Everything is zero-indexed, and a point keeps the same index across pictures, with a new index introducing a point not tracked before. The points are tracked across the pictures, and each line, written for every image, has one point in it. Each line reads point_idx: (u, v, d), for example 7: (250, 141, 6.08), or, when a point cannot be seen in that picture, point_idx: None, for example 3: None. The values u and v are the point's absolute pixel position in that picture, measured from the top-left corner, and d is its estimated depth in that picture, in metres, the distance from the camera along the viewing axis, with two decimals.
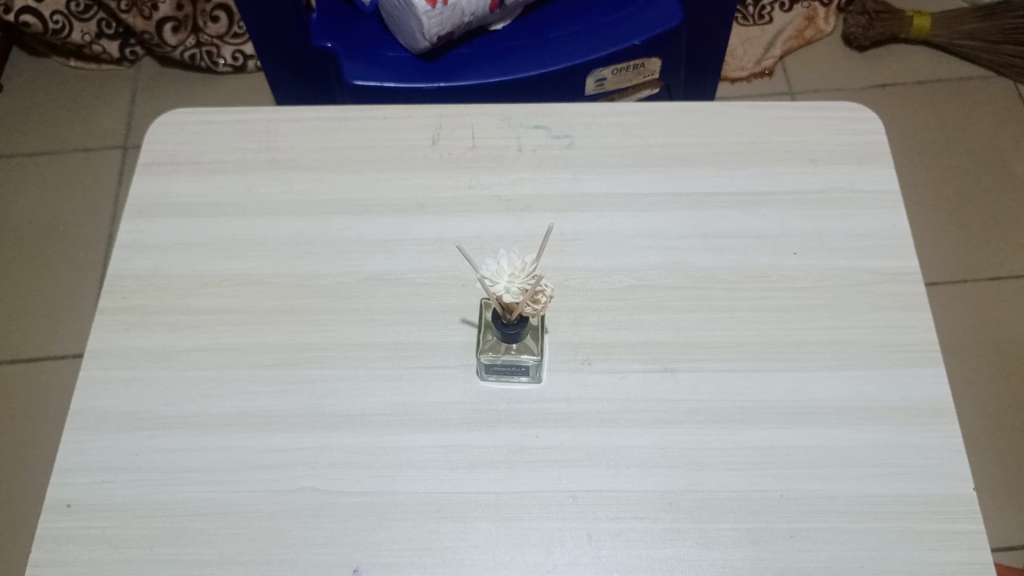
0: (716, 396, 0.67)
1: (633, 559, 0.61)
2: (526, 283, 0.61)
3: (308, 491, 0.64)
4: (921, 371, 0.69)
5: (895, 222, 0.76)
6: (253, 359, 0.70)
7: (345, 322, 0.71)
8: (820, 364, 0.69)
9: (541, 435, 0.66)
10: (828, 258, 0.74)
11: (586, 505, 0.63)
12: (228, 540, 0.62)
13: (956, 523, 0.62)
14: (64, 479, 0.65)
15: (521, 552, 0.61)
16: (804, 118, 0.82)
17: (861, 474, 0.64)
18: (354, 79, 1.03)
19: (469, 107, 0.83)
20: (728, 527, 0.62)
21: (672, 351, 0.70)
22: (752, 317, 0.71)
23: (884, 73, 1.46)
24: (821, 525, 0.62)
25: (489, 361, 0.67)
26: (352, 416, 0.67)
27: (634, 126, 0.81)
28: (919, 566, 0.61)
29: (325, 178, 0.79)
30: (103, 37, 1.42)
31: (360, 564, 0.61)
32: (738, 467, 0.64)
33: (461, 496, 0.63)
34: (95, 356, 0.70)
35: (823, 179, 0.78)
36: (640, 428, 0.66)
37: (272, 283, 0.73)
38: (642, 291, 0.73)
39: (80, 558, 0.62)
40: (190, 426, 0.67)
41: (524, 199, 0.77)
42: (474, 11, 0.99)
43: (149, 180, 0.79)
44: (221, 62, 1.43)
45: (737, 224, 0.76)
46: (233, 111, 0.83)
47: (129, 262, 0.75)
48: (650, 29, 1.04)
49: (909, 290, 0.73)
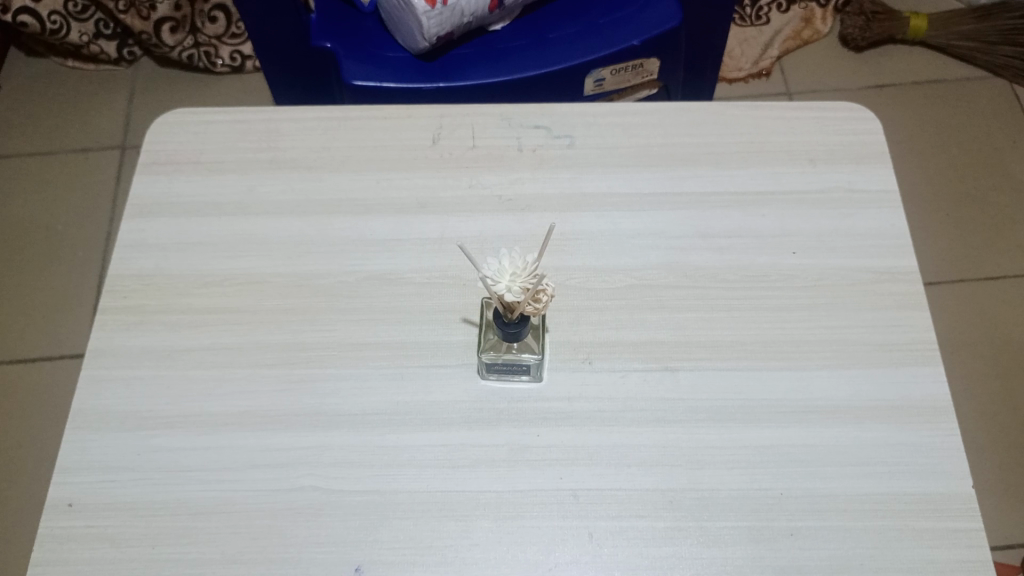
0: (717, 394, 0.68)
1: (635, 558, 0.61)
2: (528, 282, 0.62)
3: (309, 490, 0.64)
4: (920, 370, 0.69)
5: (894, 222, 0.76)
6: (254, 358, 0.70)
7: (346, 321, 0.71)
8: (820, 362, 0.69)
9: (542, 434, 0.66)
10: (827, 258, 0.74)
11: (588, 503, 0.63)
12: (228, 539, 0.62)
13: (954, 521, 0.63)
14: (65, 479, 0.65)
15: (522, 550, 0.62)
16: (804, 118, 0.82)
17: (861, 472, 0.64)
18: (354, 79, 1.03)
19: (469, 107, 0.83)
20: (729, 525, 0.62)
21: (672, 351, 0.70)
22: (752, 316, 0.71)
23: (882, 74, 1.47)
24: (822, 523, 0.63)
25: (491, 360, 0.67)
26: (353, 415, 0.67)
27: (634, 126, 0.81)
28: (919, 564, 0.61)
29: (325, 178, 0.79)
30: (101, 37, 1.42)
31: (361, 563, 0.61)
32: (738, 465, 0.65)
33: (463, 495, 0.64)
34: (96, 355, 0.70)
35: (822, 179, 0.79)
36: (641, 427, 0.66)
37: (272, 283, 0.73)
38: (642, 290, 0.73)
39: (82, 557, 0.62)
40: (191, 425, 0.67)
41: (525, 199, 0.77)
42: (474, 12, 0.99)
43: (150, 180, 0.79)
44: (219, 62, 1.43)
45: (737, 224, 0.76)
46: (234, 111, 0.83)
47: (129, 262, 0.75)
48: (649, 30, 1.04)
49: (908, 290, 0.73)
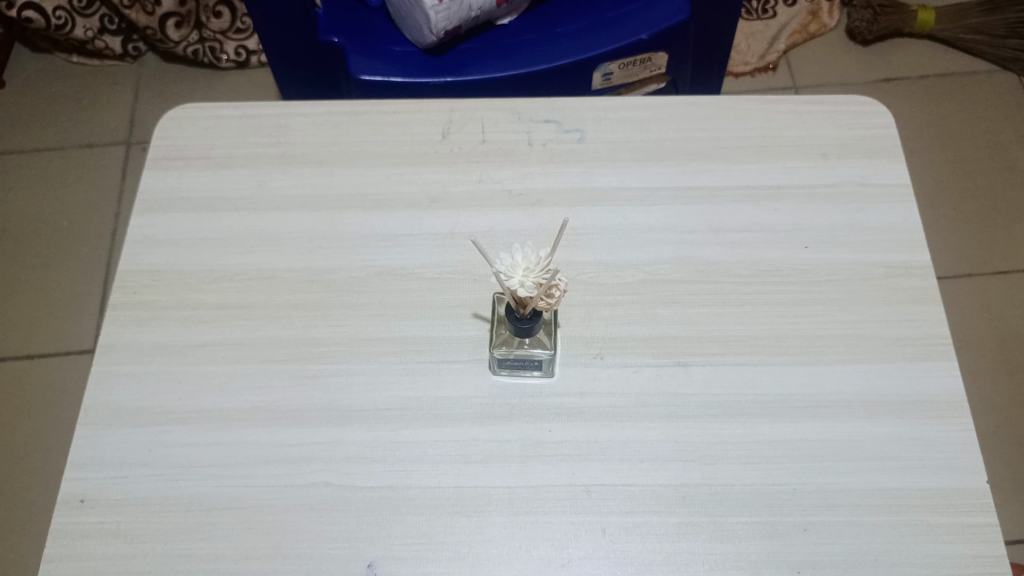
0: (729, 390, 0.67)
1: (648, 553, 0.61)
2: (541, 277, 0.61)
3: (322, 485, 0.64)
4: (934, 364, 0.69)
5: (906, 216, 0.76)
6: (266, 354, 0.69)
7: (357, 317, 0.71)
8: (833, 357, 0.69)
9: (554, 430, 0.66)
10: (840, 252, 0.74)
11: (600, 499, 0.63)
12: (241, 535, 0.62)
13: (969, 517, 0.62)
14: (78, 474, 0.65)
15: (535, 545, 0.61)
16: (815, 111, 0.81)
17: (875, 467, 0.64)
18: (361, 74, 1.02)
19: (480, 102, 0.82)
20: (741, 520, 0.62)
21: (685, 346, 0.70)
22: (765, 310, 0.71)
23: (889, 67, 1.46)
24: (836, 519, 0.62)
25: (503, 356, 0.67)
26: (365, 410, 0.67)
27: (645, 120, 0.81)
28: (934, 560, 0.61)
29: (336, 173, 0.78)
30: (106, 33, 1.41)
31: (375, 559, 0.61)
32: (751, 461, 0.64)
33: (475, 490, 0.63)
34: (107, 351, 0.70)
35: (833, 174, 0.78)
36: (653, 422, 0.66)
37: (283, 278, 0.73)
38: (654, 285, 0.73)
39: (94, 552, 0.61)
40: (203, 421, 0.66)
41: (536, 194, 0.77)
42: (481, 6, 0.98)
43: (159, 175, 0.79)
44: (224, 57, 1.43)
45: (749, 218, 0.76)
46: (243, 106, 0.82)
47: (140, 257, 0.75)
48: (657, 24, 1.04)
49: (922, 284, 0.73)
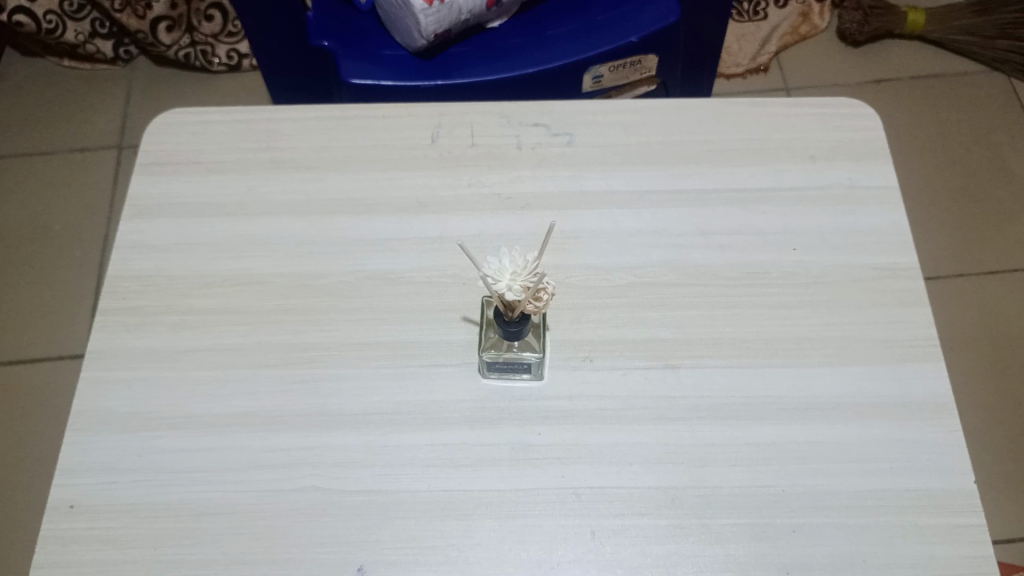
0: (719, 392, 0.68)
1: (637, 556, 0.61)
2: (528, 280, 0.61)
3: (313, 490, 0.64)
4: (922, 366, 0.69)
5: (895, 218, 0.76)
6: (257, 359, 0.70)
7: (348, 321, 0.71)
8: (822, 359, 0.69)
9: (543, 433, 0.66)
10: (829, 255, 0.74)
11: (590, 502, 0.63)
12: (231, 539, 0.62)
13: (957, 517, 0.63)
14: (67, 480, 0.65)
15: (524, 549, 0.62)
16: (803, 114, 0.82)
17: (864, 470, 0.64)
18: (352, 78, 1.02)
19: (470, 106, 0.82)
20: (730, 522, 0.63)
21: (674, 349, 0.70)
22: (754, 313, 0.72)
23: (880, 68, 1.47)
24: (824, 520, 0.63)
25: (492, 359, 0.66)
26: (355, 415, 0.67)
27: (633, 123, 0.81)
28: (922, 561, 0.61)
29: (326, 178, 0.78)
30: (97, 37, 1.42)
31: (364, 563, 0.61)
32: (740, 463, 0.65)
33: (466, 494, 0.64)
34: (96, 357, 0.70)
35: (822, 176, 0.78)
36: (643, 425, 0.66)
37: (274, 283, 0.73)
38: (643, 288, 0.73)
39: (84, 558, 0.61)
40: (193, 426, 0.67)
41: (525, 197, 0.77)
42: (471, 9, 0.98)
43: (150, 180, 0.79)
44: (215, 61, 1.43)
45: (738, 221, 0.76)
46: (233, 110, 0.82)
47: (130, 262, 0.75)
48: (647, 27, 1.04)
49: (910, 286, 0.73)
